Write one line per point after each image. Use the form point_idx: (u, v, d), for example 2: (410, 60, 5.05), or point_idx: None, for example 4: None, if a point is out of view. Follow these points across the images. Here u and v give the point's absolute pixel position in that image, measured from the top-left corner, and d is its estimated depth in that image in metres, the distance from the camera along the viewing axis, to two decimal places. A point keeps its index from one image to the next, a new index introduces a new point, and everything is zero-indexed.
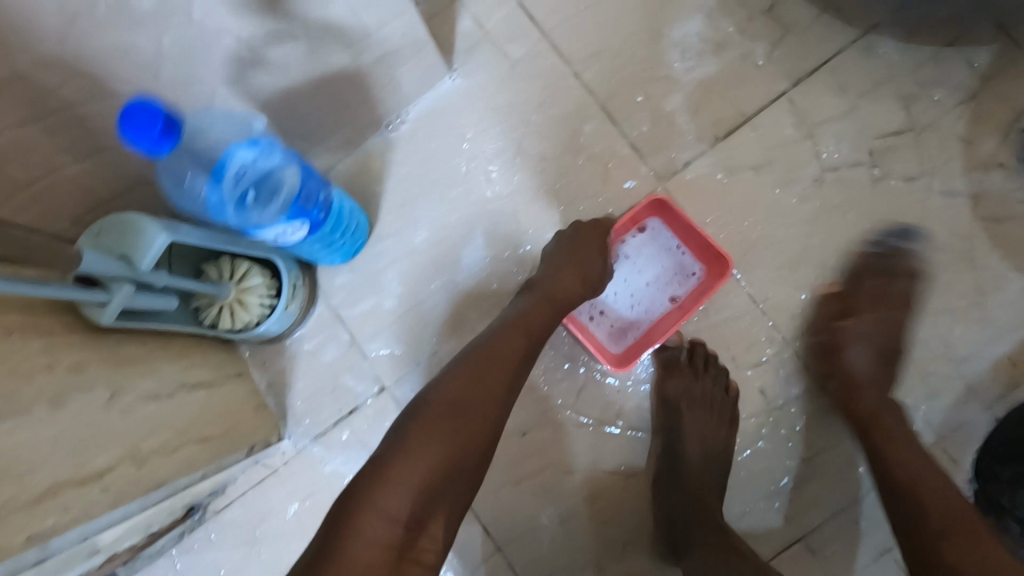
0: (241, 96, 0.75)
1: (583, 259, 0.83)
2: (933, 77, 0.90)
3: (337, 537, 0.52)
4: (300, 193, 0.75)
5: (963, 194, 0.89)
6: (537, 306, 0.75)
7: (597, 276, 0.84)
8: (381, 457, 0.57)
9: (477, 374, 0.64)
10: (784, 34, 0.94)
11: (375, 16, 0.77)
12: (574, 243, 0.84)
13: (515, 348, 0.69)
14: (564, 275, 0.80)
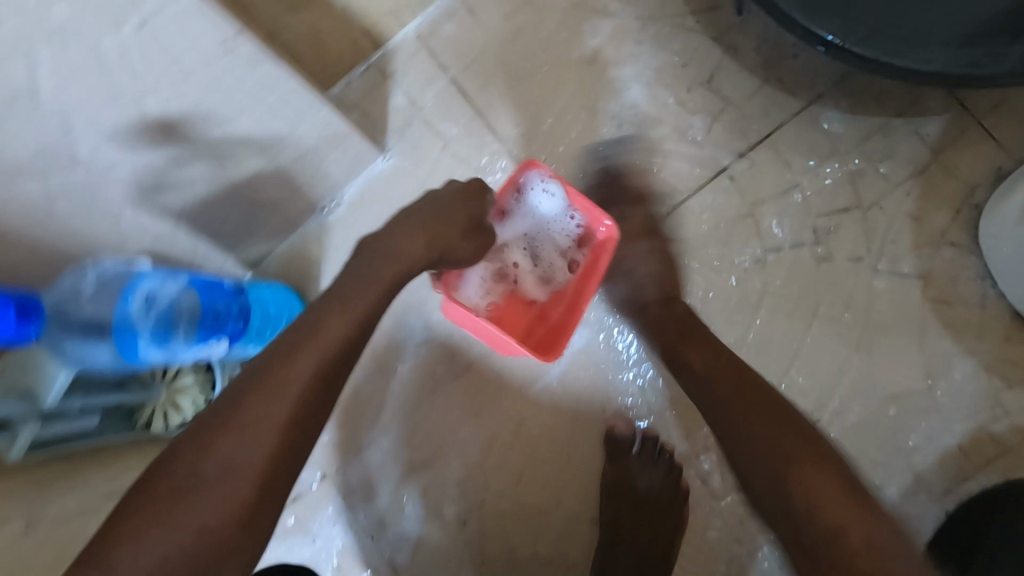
0: (155, 214, 0.74)
1: (438, 228, 0.75)
2: (880, 150, 0.86)
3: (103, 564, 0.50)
4: (212, 311, 0.77)
5: (912, 274, 0.85)
6: (367, 282, 0.70)
7: (452, 245, 0.77)
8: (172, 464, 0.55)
9: (282, 363, 0.61)
10: (724, 106, 0.90)
11: (285, 122, 0.76)
12: (429, 212, 0.76)
13: (333, 336, 0.65)
14: (407, 247, 0.73)
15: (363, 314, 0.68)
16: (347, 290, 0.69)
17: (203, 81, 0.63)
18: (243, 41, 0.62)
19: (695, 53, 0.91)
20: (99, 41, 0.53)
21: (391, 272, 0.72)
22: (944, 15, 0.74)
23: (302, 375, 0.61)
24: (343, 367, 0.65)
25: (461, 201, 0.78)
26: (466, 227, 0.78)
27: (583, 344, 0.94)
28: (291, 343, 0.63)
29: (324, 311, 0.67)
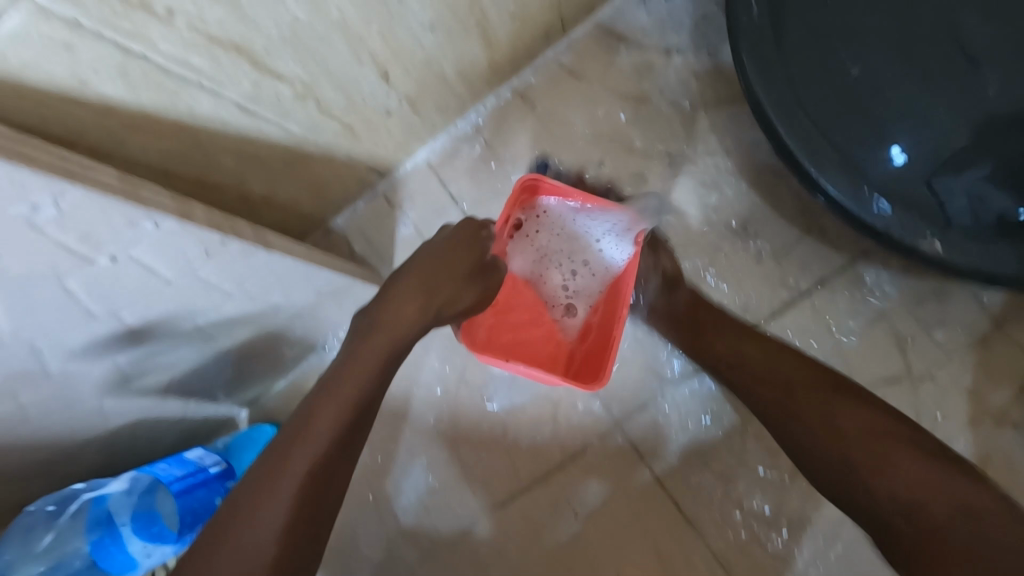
0: (137, 392, 0.69)
1: (436, 285, 0.64)
2: (933, 316, 0.78)
3: None
4: (186, 515, 0.74)
5: (968, 456, 0.76)
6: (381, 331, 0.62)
7: (451, 300, 0.66)
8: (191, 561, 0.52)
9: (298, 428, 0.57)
10: (759, 255, 0.82)
11: (280, 291, 0.71)
12: (421, 264, 0.65)
13: (350, 401, 0.59)
14: (397, 316, 0.63)
15: (357, 403, 0.59)
16: (344, 367, 0.60)
17: (190, 284, 0.58)
18: (232, 244, 0.57)
19: (729, 198, 0.83)
20: (66, 277, 0.48)
21: (385, 343, 0.62)
22: (977, 157, 0.68)
23: (298, 472, 0.55)
24: (351, 445, 0.59)
25: (456, 245, 0.66)
26: (466, 275, 0.67)
27: (601, 503, 0.85)
28: (283, 442, 0.57)
29: (316, 402, 0.59)
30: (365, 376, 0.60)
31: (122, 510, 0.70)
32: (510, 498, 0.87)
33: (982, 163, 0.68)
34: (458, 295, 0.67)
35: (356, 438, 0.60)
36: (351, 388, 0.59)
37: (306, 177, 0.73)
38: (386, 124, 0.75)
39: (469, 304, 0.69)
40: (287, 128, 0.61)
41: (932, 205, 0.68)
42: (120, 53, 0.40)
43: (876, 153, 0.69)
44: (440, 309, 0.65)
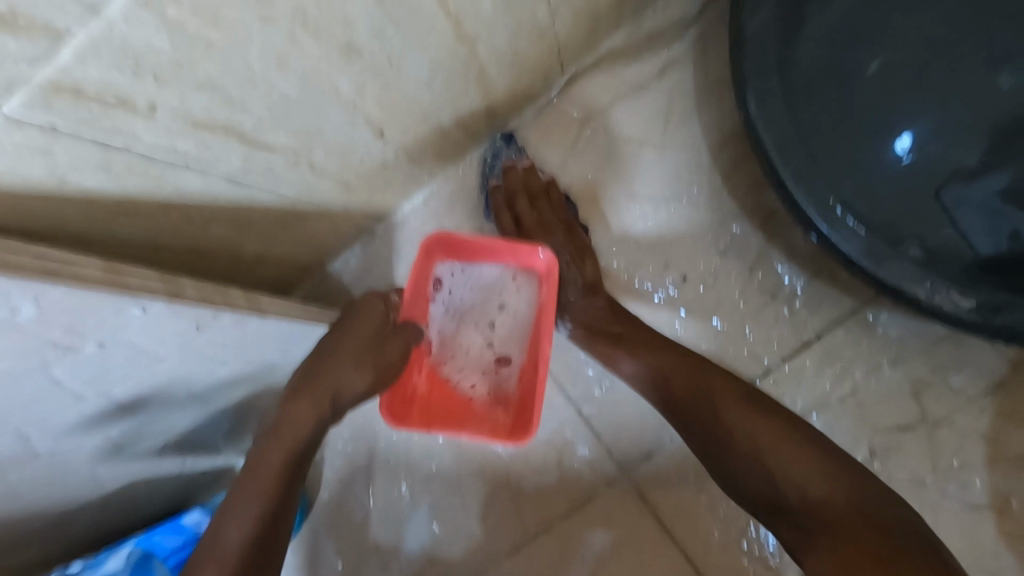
0: (129, 460, 0.67)
1: (328, 374, 0.66)
2: (947, 359, 0.77)
3: None
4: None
5: (986, 503, 0.74)
6: (298, 398, 0.66)
7: (343, 385, 0.66)
8: None
9: (245, 479, 0.64)
10: (765, 298, 0.80)
11: (277, 351, 0.69)
12: (315, 358, 0.67)
13: (290, 445, 0.65)
14: (291, 414, 0.66)
15: (265, 510, 0.63)
16: (242, 481, 0.64)
17: (180, 357, 0.56)
18: (223, 316, 0.55)
19: (735, 240, 0.81)
20: (52, 368, 0.46)
21: (309, 405, 0.66)
22: (994, 167, 0.69)
23: (245, 518, 0.62)
24: (293, 486, 0.66)
25: (347, 325, 0.68)
26: (359, 357, 0.67)
27: (610, 555, 0.82)
28: (196, 562, 0.61)
29: (223, 522, 0.62)
30: (275, 470, 0.64)
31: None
32: (514, 548, 0.85)
33: (999, 173, 0.68)
34: (349, 379, 0.66)
35: (277, 535, 0.65)
36: (262, 488, 0.64)
37: (301, 232, 0.72)
38: (382, 175, 0.73)
39: (367, 384, 0.68)
40: (280, 192, 0.60)
41: (947, 221, 0.68)
42: (101, 149, 0.39)
43: (883, 159, 0.70)
44: (334, 397, 0.66)
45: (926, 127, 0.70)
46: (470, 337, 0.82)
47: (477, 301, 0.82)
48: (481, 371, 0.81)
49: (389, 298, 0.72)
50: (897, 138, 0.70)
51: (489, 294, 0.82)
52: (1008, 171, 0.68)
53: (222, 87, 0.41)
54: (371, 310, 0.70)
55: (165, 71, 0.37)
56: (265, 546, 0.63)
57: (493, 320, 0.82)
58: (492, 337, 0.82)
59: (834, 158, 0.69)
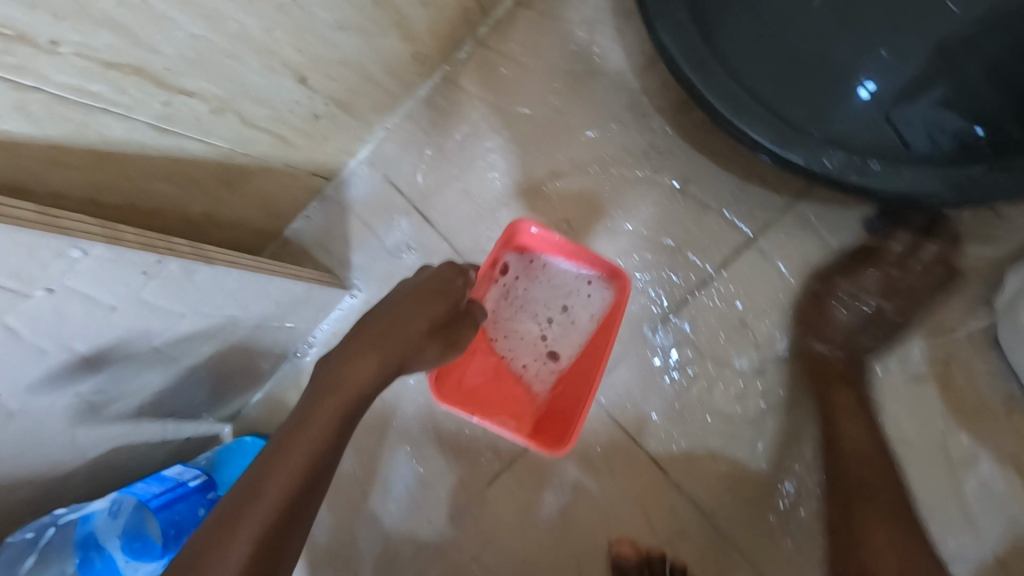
0: (107, 422, 0.71)
1: (400, 339, 0.69)
2: (881, 244, 0.79)
3: None
4: (170, 527, 0.74)
5: (927, 375, 0.78)
6: (367, 346, 0.68)
7: (412, 354, 0.70)
8: (215, 530, 0.57)
9: (302, 419, 0.64)
10: (703, 208, 0.83)
11: (236, 306, 0.72)
12: (386, 321, 0.70)
13: (354, 392, 0.66)
14: (356, 367, 0.67)
15: (318, 457, 0.62)
16: (296, 431, 0.62)
17: (135, 307, 0.59)
18: (169, 262, 0.58)
19: (668, 156, 0.84)
20: (6, 317, 0.49)
21: (376, 359, 0.68)
22: (938, 81, 0.71)
23: (299, 462, 0.61)
24: (342, 440, 0.65)
25: (427, 296, 0.71)
26: (433, 330, 0.71)
27: (582, 470, 0.86)
28: (231, 510, 0.58)
29: (276, 461, 0.61)
30: (331, 421, 0.64)
31: (111, 535, 0.70)
32: (495, 480, 0.88)
33: (940, 87, 0.71)
34: (420, 348, 0.70)
35: (307, 508, 0.61)
36: (318, 432, 0.63)
37: (249, 192, 0.75)
38: (319, 129, 0.76)
39: (437, 357, 0.73)
40: (214, 144, 0.63)
41: (891, 136, 0.72)
42: (13, 89, 0.42)
43: (847, 105, 0.75)
44: (402, 362, 0.69)
45: (886, 66, 0.74)
46: (518, 326, 0.85)
47: (541, 298, 0.85)
48: (522, 363, 0.85)
49: (468, 274, 0.75)
50: (858, 87, 0.74)
51: (551, 294, 0.85)
52: (952, 83, 0.71)
53: (121, 23, 0.44)
54: (451, 281, 0.73)
55: (63, 6, 0.40)
56: (295, 516, 0.59)
57: (546, 316, 0.85)
58: (541, 333, 0.85)
59: (742, 64, 0.74)
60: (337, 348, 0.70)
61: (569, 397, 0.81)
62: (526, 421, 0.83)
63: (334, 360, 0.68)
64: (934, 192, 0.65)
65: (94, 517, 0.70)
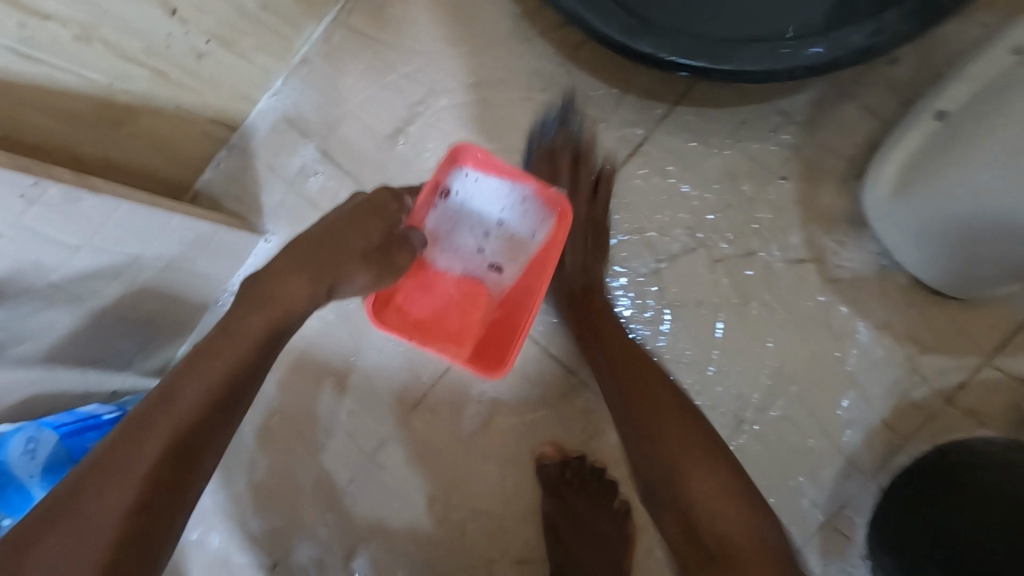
0: (16, 364, 0.73)
1: (332, 259, 0.70)
2: (757, 139, 0.83)
3: (71, 514, 0.53)
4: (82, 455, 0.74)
5: (807, 258, 0.83)
6: (297, 266, 0.69)
7: (341, 278, 0.71)
8: (132, 424, 0.58)
9: (223, 329, 0.65)
10: (590, 121, 0.87)
11: (134, 242, 0.74)
12: (316, 241, 0.71)
13: (284, 306, 0.67)
14: (290, 285, 0.68)
15: (239, 365, 0.64)
16: (215, 344, 0.64)
17: (19, 234, 0.61)
18: (47, 186, 0.61)
19: (554, 75, 0.87)
20: None
21: (308, 278, 0.69)
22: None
23: (221, 368, 0.62)
24: (268, 352, 0.67)
25: (364, 218, 0.73)
26: (367, 251, 0.72)
27: (501, 383, 0.91)
28: (144, 416, 0.59)
29: (194, 368, 0.62)
30: (257, 332, 0.66)
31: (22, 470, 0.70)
32: (419, 404, 0.92)
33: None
34: (351, 272, 0.71)
35: (228, 414, 0.63)
36: (242, 342, 0.64)
37: (139, 135, 0.77)
38: (204, 69, 0.78)
39: (367, 281, 0.73)
40: (88, 76, 0.65)
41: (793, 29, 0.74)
42: None
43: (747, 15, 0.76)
44: (332, 285, 0.71)
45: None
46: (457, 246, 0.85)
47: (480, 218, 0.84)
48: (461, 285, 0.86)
49: (401, 200, 0.77)
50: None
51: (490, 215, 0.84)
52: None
53: None
54: (383, 204, 0.75)
55: None
56: (210, 426, 0.61)
57: (484, 238, 0.85)
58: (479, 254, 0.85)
59: None
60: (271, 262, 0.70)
61: (509, 324, 0.83)
62: (467, 344, 0.85)
63: (266, 276, 0.69)
64: (815, 62, 0.68)
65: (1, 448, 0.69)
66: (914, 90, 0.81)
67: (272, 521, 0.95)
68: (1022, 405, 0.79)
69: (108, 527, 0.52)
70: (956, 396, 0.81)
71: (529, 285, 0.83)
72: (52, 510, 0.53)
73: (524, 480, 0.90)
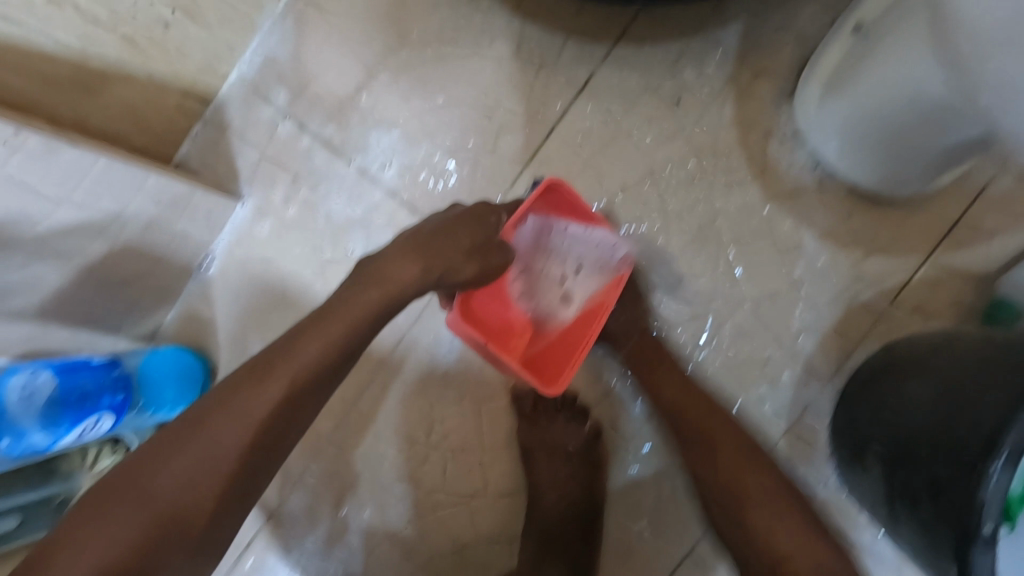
0: (9, 317, 0.78)
1: (437, 252, 0.73)
2: (691, 71, 0.89)
3: (196, 438, 0.61)
4: (72, 393, 0.78)
5: (749, 177, 0.88)
6: (405, 257, 0.72)
7: (451, 269, 0.73)
8: (259, 366, 0.65)
9: (343, 298, 0.70)
10: (536, 68, 0.92)
11: (113, 199, 0.79)
12: (424, 239, 0.73)
13: (394, 283, 0.71)
14: (398, 272, 0.71)
15: (348, 334, 0.69)
16: (331, 311, 0.69)
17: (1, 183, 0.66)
18: (27, 136, 0.66)
19: (499, 28, 0.93)
20: None
21: (418, 261, 0.72)
22: None
23: (333, 335, 0.68)
24: (373, 327, 0.71)
25: (469, 219, 0.76)
26: (470, 249, 0.74)
27: None
28: (267, 362, 0.66)
29: (310, 329, 0.68)
30: (367, 307, 0.70)
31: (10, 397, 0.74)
32: (395, 351, 0.96)
33: None
34: (458, 265, 0.73)
35: (331, 376, 0.68)
36: (356, 310, 0.70)
37: (115, 104, 0.83)
38: (169, 39, 0.83)
39: (470, 277, 0.74)
40: (62, 40, 0.72)
41: None
42: None
43: None
44: (440, 277, 0.73)
45: None
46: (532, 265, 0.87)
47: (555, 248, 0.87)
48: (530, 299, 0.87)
49: (500, 214, 0.78)
50: None
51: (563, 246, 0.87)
52: None
53: None
54: (490, 213, 0.77)
55: None
56: (315, 384, 0.66)
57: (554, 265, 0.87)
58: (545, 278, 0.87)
59: None
60: (383, 249, 0.74)
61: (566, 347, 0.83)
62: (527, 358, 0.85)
63: (381, 258, 0.73)
64: None
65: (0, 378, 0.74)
66: (836, 11, 0.86)
67: None
68: (964, 300, 0.83)
69: (222, 458, 0.60)
70: (900, 295, 0.84)
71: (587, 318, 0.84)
72: (182, 427, 0.62)
73: (501, 413, 0.94)
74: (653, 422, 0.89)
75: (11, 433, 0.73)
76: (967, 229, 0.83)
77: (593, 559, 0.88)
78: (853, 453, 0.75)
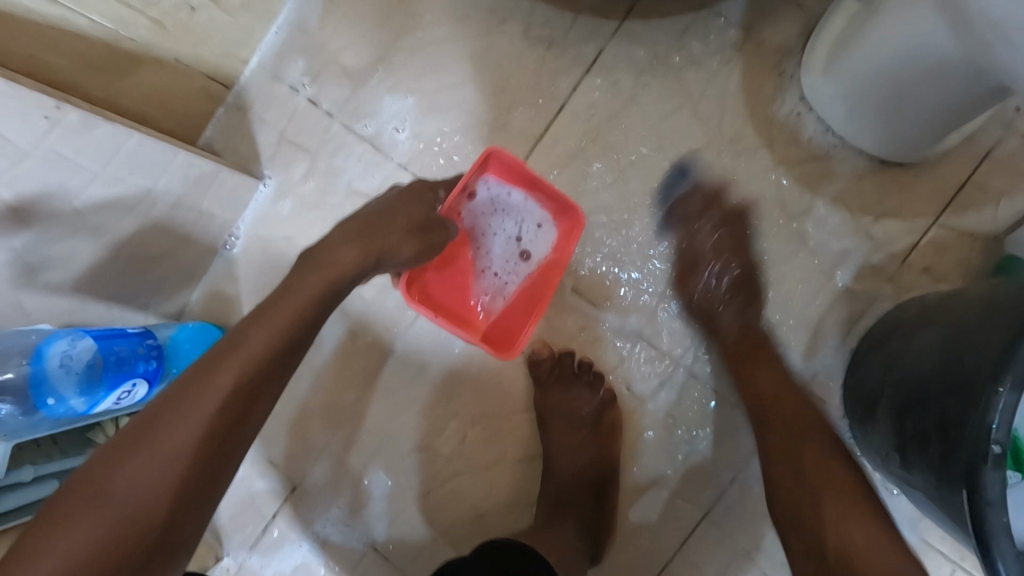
0: (48, 290, 0.81)
1: (377, 236, 0.77)
2: (698, 44, 0.91)
3: (151, 437, 0.58)
4: (111, 356, 0.82)
5: (757, 145, 0.90)
6: (343, 241, 0.76)
7: (390, 248, 0.78)
8: (208, 363, 0.64)
9: (286, 289, 0.72)
10: (546, 45, 0.95)
11: (143, 174, 0.82)
12: (362, 224, 0.78)
13: (336, 268, 0.74)
14: (337, 255, 0.75)
15: (297, 321, 0.69)
16: (277, 300, 0.71)
17: (44, 157, 0.69)
18: (68, 110, 0.69)
19: (508, 7, 0.96)
20: None
21: (357, 245, 0.76)
22: None
23: (281, 322, 0.68)
24: (321, 315, 0.72)
25: (409, 203, 0.82)
26: (408, 229, 0.80)
27: None
28: (217, 358, 0.65)
29: (256, 321, 0.68)
30: (313, 291, 0.72)
31: (55, 360, 0.76)
32: (414, 323, 0.99)
33: None
34: (398, 245, 0.78)
35: (284, 365, 0.68)
36: (303, 296, 0.71)
37: (144, 86, 0.86)
38: (194, 22, 0.87)
39: (412, 254, 0.79)
40: (97, 22, 0.75)
41: None
42: None
43: None
44: (381, 254, 0.77)
45: None
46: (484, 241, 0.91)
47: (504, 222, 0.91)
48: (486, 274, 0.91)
49: (436, 194, 0.86)
50: None
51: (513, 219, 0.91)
52: None
53: None
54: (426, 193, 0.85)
55: None
56: (269, 372, 0.66)
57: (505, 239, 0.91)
58: (497, 252, 0.91)
59: None
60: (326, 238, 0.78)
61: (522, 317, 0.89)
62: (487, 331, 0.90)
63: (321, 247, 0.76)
64: None
65: (42, 344, 0.76)
66: None
67: (289, 445, 1.02)
68: (973, 258, 0.84)
69: (182, 453, 0.58)
70: (909, 257, 0.86)
71: (539, 285, 0.89)
72: (133, 430, 0.59)
73: (519, 381, 0.96)
74: (667, 385, 0.92)
75: (52, 395, 0.75)
76: (975, 190, 0.84)
77: (609, 519, 0.90)
78: (865, 408, 0.76)
